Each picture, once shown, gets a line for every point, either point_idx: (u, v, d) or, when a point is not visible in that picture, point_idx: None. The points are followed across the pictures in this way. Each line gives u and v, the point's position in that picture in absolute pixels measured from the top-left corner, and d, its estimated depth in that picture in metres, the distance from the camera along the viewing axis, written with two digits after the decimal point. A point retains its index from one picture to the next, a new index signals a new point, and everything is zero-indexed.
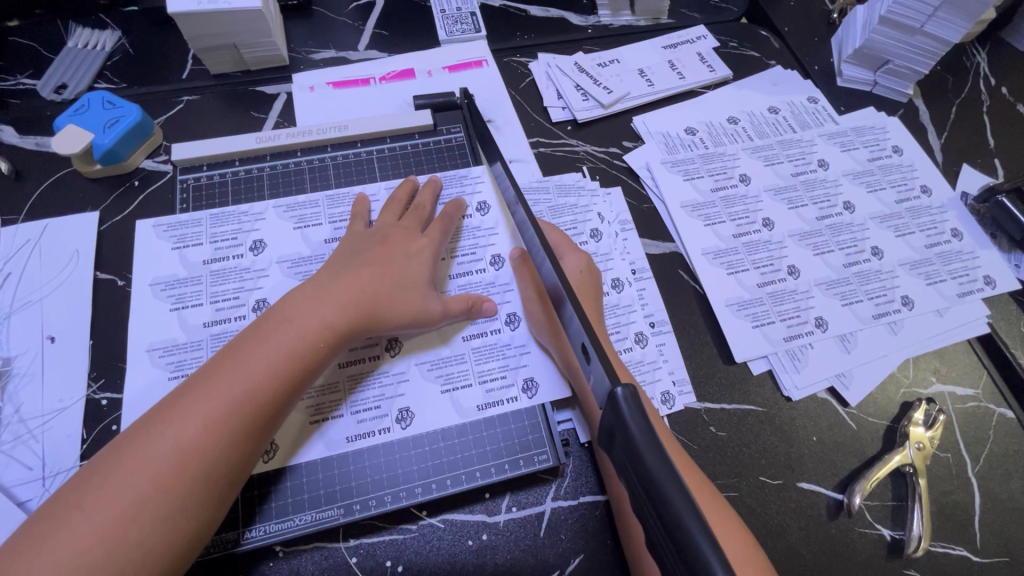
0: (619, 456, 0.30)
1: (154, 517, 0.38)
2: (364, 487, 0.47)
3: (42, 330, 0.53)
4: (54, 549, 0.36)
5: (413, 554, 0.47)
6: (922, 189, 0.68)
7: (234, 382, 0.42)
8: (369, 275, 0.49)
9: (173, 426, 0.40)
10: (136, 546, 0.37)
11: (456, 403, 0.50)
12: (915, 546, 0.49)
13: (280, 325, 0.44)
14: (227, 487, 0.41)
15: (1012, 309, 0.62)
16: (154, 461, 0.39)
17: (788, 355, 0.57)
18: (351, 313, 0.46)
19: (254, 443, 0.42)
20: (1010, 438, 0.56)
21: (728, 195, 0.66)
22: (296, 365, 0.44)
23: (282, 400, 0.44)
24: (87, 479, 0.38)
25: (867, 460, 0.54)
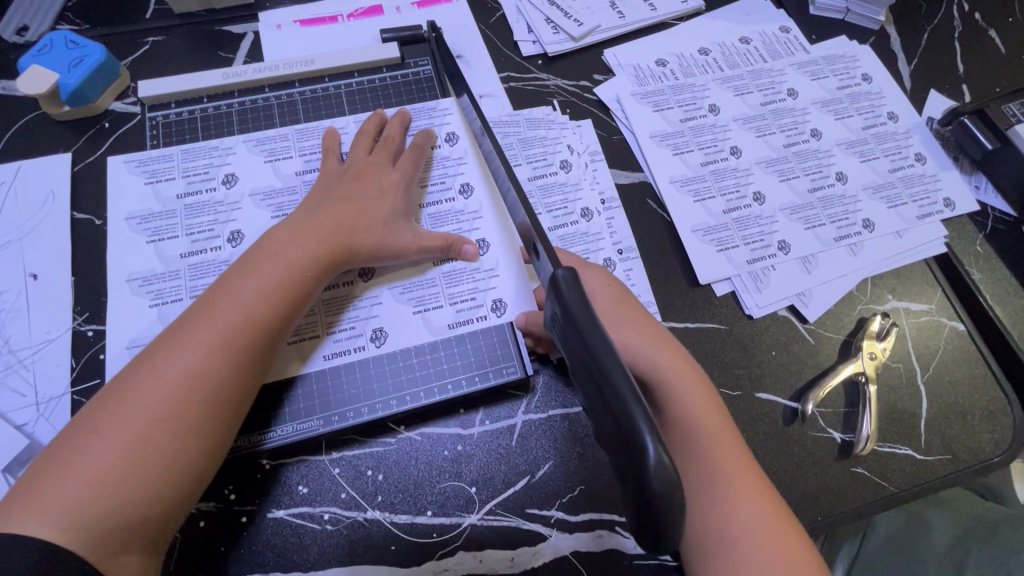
0: (562, 331, 0.35)
1: (170, 435, 0.40)
2: (341, 402, 0.50)
3: (23, 267, 0.54)
4: (78, 470, 0.38)
5: (393, 463, 0.50)
6: (889, 115, 0.69)
7: (229, 310, 0.44)
8: (351, 208, 0.50)
9: (176, 354, 0.42)
10: (158, 462, 0.39)
11: (430, 325, 0.53)
12: (863, 446, 0.53)
13: (268, 256, 0.46)
14: (235, 410, 0.43)
15: (969, 229, 0.65)
16: (162, 389, 0.41)
17: (751, 277, 0.59)
18: (333, 244, 0.48)
19: (256, 368, 0.44)
20: (959, 349, 0.59)
21: (697, 125, 0.66)
22: (286, 293, 0.46)
23: (277, 327, 0.45)
24: (99, 408, 0.40)
25: (821, 371, 0.57)
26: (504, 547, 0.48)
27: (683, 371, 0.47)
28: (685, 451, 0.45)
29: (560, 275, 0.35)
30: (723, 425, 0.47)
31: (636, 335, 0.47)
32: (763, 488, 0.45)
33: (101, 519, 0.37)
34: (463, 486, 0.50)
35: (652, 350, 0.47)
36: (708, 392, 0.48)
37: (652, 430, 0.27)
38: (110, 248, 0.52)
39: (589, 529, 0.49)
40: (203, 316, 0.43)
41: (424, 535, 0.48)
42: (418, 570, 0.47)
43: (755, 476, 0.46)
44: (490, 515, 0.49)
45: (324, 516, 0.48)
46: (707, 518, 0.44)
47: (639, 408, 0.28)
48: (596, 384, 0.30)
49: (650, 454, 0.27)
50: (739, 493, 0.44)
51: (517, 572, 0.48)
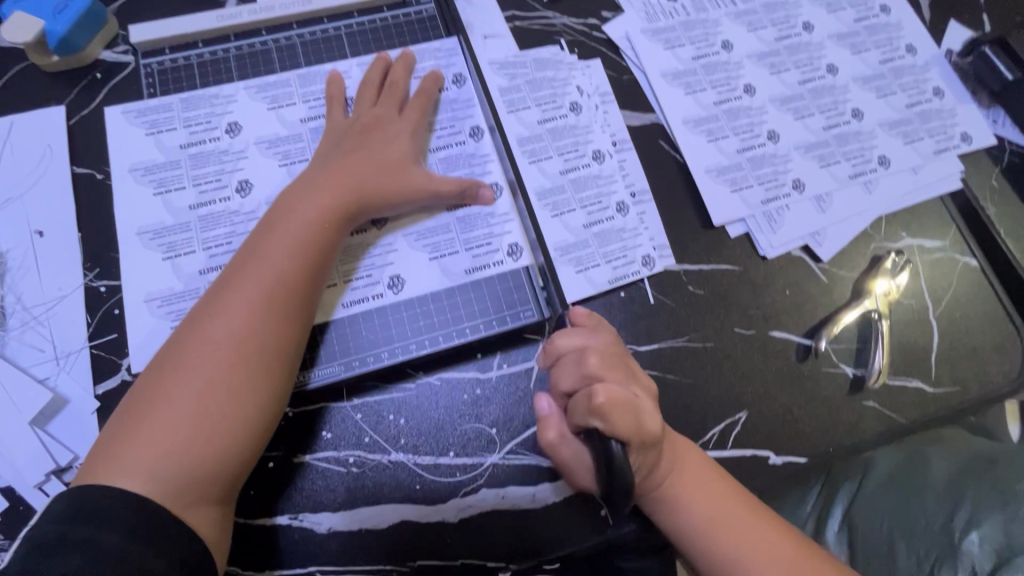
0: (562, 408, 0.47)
1: (229, 393, 0.41)
2: (360, 349, 0.50)
3: (28, 225, 0.53)
4: (150, 432, 0.40)
5: (414, 409, 0.51)
6: (907, 48, 0.67)
7: (262, 270, 0.44)
8: (368, 161, 0.50)
9: (221, 317, 0.43)
10: (223, 418, 0.41)
11: (446, 272, 0.53)
12: (874, 379, 0.54)
13: (292, 215, 0.47)
14: (287, 365, 0.44)
15: (985, 164, 0.64)
16: (214, 350, 0.42)
17: (765, 217, 0.59)
18: (353, 197, 0.48)
19: (300, 323, 0.45)
20: (971, 284, 0.59)
21: (709, 63, 0.64)
22: (315, 248, 0.46)
23: (311, 283, 0.46)
24: (158, 375, 0.42)
25: (834, 309, 0.57)
26: (525, 483, 0.50)
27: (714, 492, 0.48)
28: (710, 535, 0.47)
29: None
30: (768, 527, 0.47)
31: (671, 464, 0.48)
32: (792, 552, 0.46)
33: (180, 474, 0.39)
34: (483, 427, 0.51)
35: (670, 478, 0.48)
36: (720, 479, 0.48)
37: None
38: (117, 202, 0.51)
39: None
40: (239, 277, 0.44)
41: (447, 475, 0.49)
42: (443, 507, 0.49)
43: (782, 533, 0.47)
44: (511, 454, 0.50)
45: (349, 459, 0.49)
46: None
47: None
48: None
49: (614, 451, 0.41)
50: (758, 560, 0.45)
51: (538, 506, 0.49)
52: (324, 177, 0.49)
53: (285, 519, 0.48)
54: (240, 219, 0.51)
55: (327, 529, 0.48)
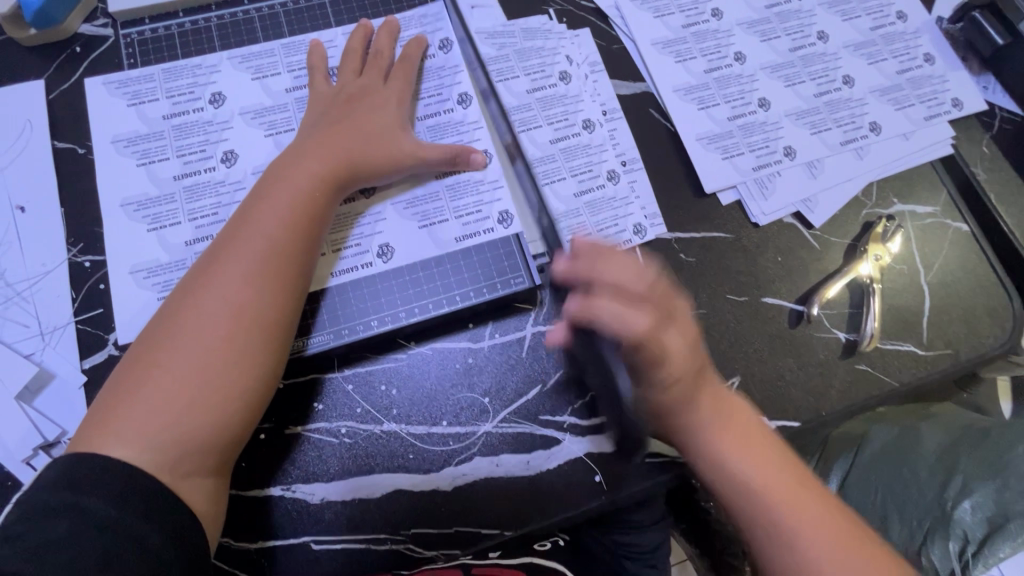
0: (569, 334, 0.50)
1: (224, 360, 0.41)
2: (349, 318, 0.50)
3: (10, 201, 0.52)
4: (144, 401, 0.39)
5: (406, 379, 0.50)
6: (898, 15, 0.66)
7: (254, 237, 0.44)
8: (357, 130, 0.49)
9: (213, 285, 0.42)
10: (218, 386, 0.40)
11: (436, 241, 0.52)
12: (867, 343, 0.54)
13: (282, 182, 0.46)
14: (282, 334, 0.43)
15: (976, 130, 0.63)
16: (210, 319, 0.41)
17: (757, 184, 0.59)
18: (343, 165, 0.48)
19: (295, 292, 0.44)
20: (963, 249, 0.59)
21: (700, 30, 0.63)
22: (307, 215, 0.46)
23: (304, 250, 0.45)
24: (150, 344, 0.41)
25: (827, 275, 0.57)
26: (520, 451, 0.50)
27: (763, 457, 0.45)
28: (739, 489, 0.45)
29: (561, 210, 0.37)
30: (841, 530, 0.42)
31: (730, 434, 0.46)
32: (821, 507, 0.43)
33: (176, 441, 0.39)
34: (476, 397, 0.50)
35: (736, 454, 0.45)
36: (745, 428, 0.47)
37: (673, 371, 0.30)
38: (101, 174, 0.51)
39: (602, 432, 0.51)
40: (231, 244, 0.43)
41: (440, 443, 0.49)
42: (437, 475, 0.49)
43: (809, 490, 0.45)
44: (504, 422, 0.50)
45: (341, 430, 0.49)
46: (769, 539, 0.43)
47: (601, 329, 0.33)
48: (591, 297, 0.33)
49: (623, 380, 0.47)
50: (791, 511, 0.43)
51: (533, 473, 0.49)
52: (317, 147, 0.48)
53: (278, 491, 0.47)
54: (225, 188, 0.51)
55: (321, 500, 0.47)
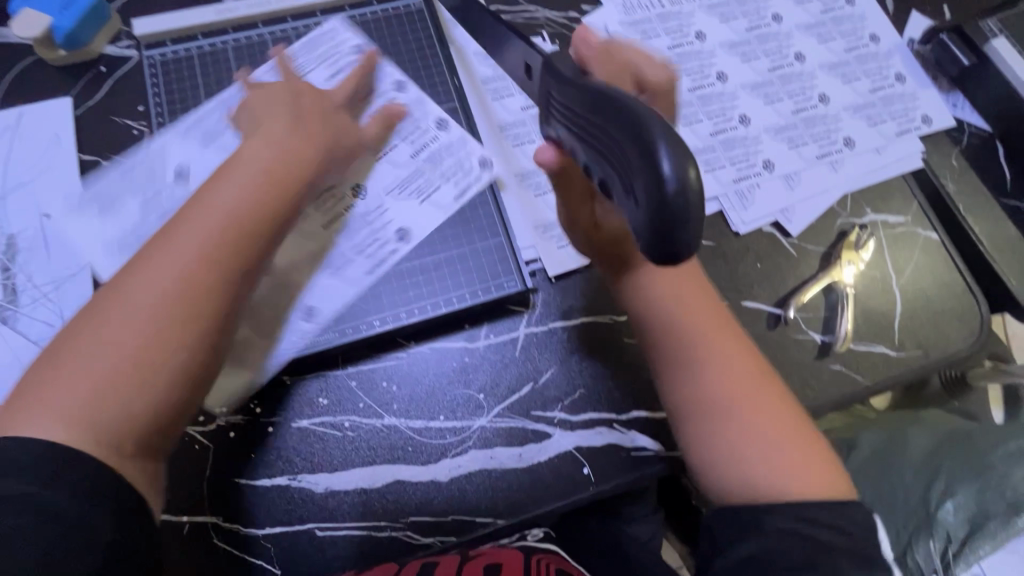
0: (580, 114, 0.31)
1: (164, 342, 0.38)
2: (342, 326, 0.53)
3: (38, 209, 0.56)
4: (73, 381, 0.37)
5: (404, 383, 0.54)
6: (871, 37, 0.70)
7: (210, 213, 0.41)
8: (332, 121, 0.50)
9: (160, 259, 0.39)
10: (156, 368, 0.38)
11: (429, 217, 0.57)
12: (840, 344, 0.57)
13: (248, 158, 0.44)
14: (229, 318, 0.41)
15: (945, 144, 0.67)
16: (140, 299, 0.38)
17: (737, 195, 0.62)
18: (313, 148, 0.47)
19: (248, 273, 0.42)
20: (933, 256, 0.62)
21: (684, 52, 0.68)
22: (268, 194, 0.43)
23: (263, 229, 0.42)
24: (86, 320, 0.39)
25: (803, 280, 0.60)
26: (512, 445, 0.53)
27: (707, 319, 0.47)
28: (680, 356, 0.47)
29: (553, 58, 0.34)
30: (809, 443, 0.44)
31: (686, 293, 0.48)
32: (757, 376, 0.46)
33: (111, 423, 0.37)
34: (471, 393, 0.54)
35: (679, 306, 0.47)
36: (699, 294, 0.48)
37: (669, 139, 0.25)
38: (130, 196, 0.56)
39: (590, 427, 0.54)
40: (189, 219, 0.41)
41: (437, 437, 0.52)
42: (434, 467, 0.52)
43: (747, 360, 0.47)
44: (498, 418, 0.53)
45: (345, 424, 0.52)
46: (698, 390, 0.46)
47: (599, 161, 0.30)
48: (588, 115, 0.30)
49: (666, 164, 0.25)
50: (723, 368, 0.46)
51: (525, 465, 0.52)
52: (265, 134, 0.46)
53: (285, 480, 0.50)
54: None
55: (325, 490, 0.50)
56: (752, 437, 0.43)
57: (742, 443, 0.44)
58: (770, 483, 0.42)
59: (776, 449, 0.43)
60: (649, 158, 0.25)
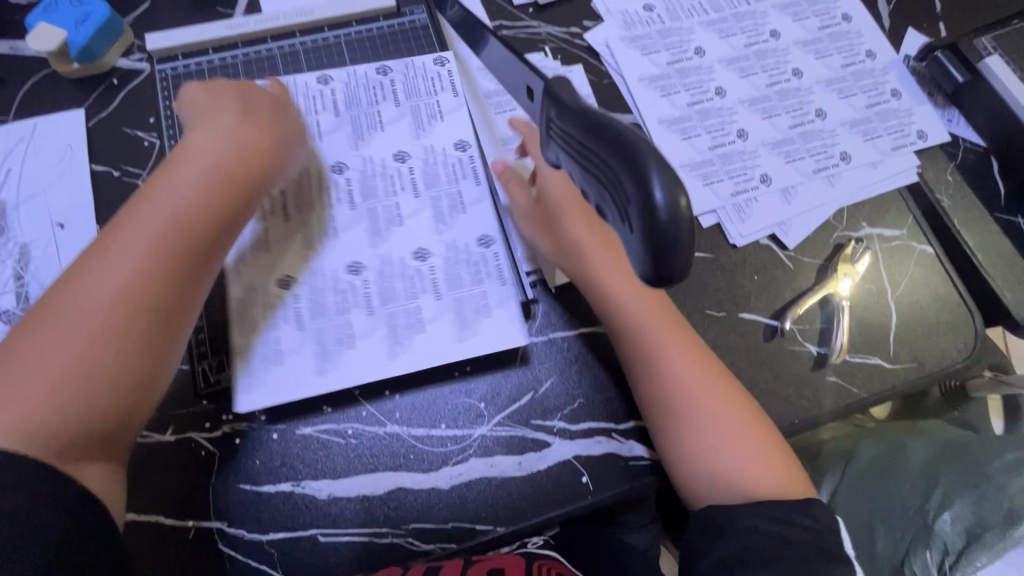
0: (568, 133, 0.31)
1: (108, 352, 0.41)
2: (409, 276, 0.56)
3: (50, 218, 0.57)
4: (13, 393, 0.39)
5: (501, 339, 0.54)
6: (867, 53, 0.72)
7: (147, 226, 0.44)
8: (269, 131, 0.52)
9: (97, 275, 0.42)
10: (99, 378, 0.41)
11: (456, 131, 0.61)
12: (836, 356, 0.58)
13: (182, 172, 0.47)
14: (170, 327, 0.44)
15: (941, 159, 0.68)
16: (81, 312, 0.41)
17: (735, 208, 0.63)
18: (247, 161, 0.49)
19: (187, 284, 0.45)
20: (928, 269, 0.63)
21: (683, 67, 0.69)
22: (204, 206, 0.46)
23: (201, 242, 0.46)
24: (25, 333, 0.41)
25: (799, 292, 0.61)
26: (512, 453, 0.53)
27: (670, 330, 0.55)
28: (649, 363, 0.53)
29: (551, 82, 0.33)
30: (757, 436, 0.52)
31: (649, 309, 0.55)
32: (713, 381, 0.54)
33: (57, 431, 0.39)
34: (472, 402, 0.55)
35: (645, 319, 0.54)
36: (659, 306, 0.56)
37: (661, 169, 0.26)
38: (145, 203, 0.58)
39: (589, 436, 0.55)
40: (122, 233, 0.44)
41: (438, 445, 0.53)
42: (435, 475, 0.52)
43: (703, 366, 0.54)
44: (498, 426, 0.54)
45: (348, 431, 0.53)
46: (664, 393, 0.53)
47: (592, 186, 0.30)
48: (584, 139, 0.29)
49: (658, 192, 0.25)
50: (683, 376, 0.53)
51: (524, 474, 0.53)
52: (215, 148, 0.49)
53: (289, 486, 0.51)
54: None
55: (328, 496, 0.51)
56: (709, 434, 0.52)
57: (701, 440, 0.52)
58: (727, 475, 0.51)
59: (730, 444, 0.51)
60: (642, 186, 0.26)
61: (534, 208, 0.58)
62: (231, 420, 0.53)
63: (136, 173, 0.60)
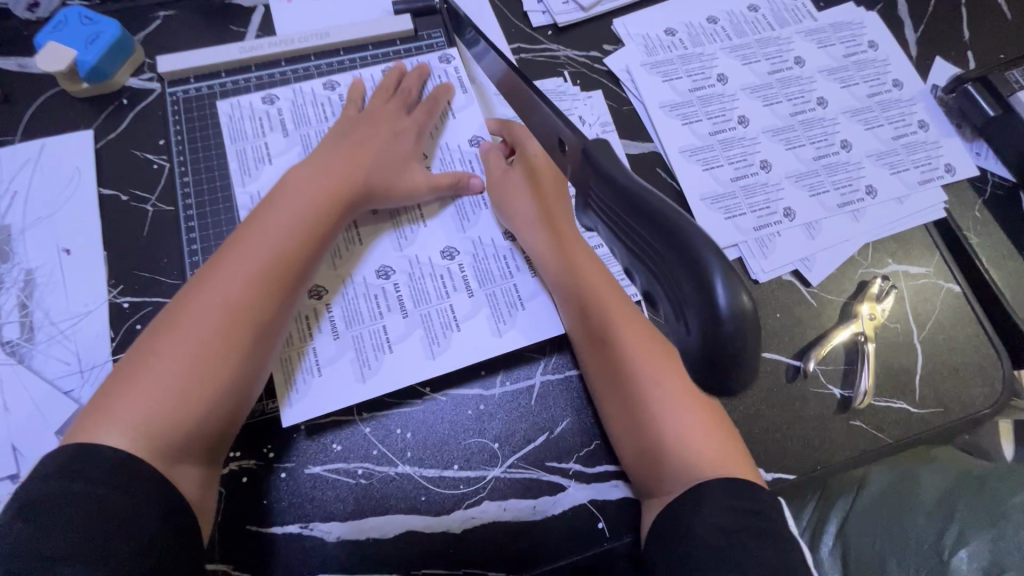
0: (613, 215, 0.27)
1: (222, 355, 0.45)
2: (438, 275, 0.58)
3: (57, 243, 0.56)
4: (140, 392, 0.43)
5: (535, 332, 0.56)
6: (894, 83, 0.70)
7: (263, 241, 0.49)
8: (374, 152, 0.57)
9: (218, 285, 0.47)
10: (211, 381, 0.44)
11: (470, 128, 0.64)
12: (861, 400, 0.56)
13: (290, 193, 0.52)
14: (272, 332, 0.48)
15: (968, 194, 0.67)
16: (203, 317, 0.46)
17: (757, 243, 0.62)
18: (344, 182, 0.54)
19: (289, 298, 0.49)
20: (955, 309, 0.62)
21: (705, 94, 0.67)
22: (308, 226, 0.51)
23: (304, 259, 0.51)
24: (155, 333, 0.45)
25: (823, 331, 0.60)
26: (526, 497, 0.52)
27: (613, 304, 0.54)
28: (595, 335, 0.53)
29: (590, 145, 0.30)
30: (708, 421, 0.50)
31: (592, 276, 0.55)
32: (659, 357, 0.52)
33: (171, 431, 0.42)
34: (486, 442, 0.53)
35: (589, 289, 0.54)
36: (604, 277, 0.55)
37: (723, 273, 0.22)
38: (151, 234, 0.57)
39: (605, 479, 0.53)
40: (243, 246, 0.49)
41: (451, 487, 0.52)
42: (447, 518, 0.51)
43: (648, 342, 0.53)
44: (513, 468, 0.53)
45: (358, 471, 0.51)
46: (609, 369, 0.52)
47: (645, 279, 0.26)
48: (630, 224, 0.26)
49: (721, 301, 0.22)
50: (629, 351, 0.52)
51: (539, 518, 0.51)
52: (318, 172, 0.54)
53: (297, 528, 0.50)
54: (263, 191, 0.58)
55: (337, 539, 0.50)
56: (660, 409, 0.51)
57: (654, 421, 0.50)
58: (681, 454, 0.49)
59: (683, 424, 0.50)
60: (701, 289, 0.23)
61: (500, 183, 0.59)
62: (239, 457, 0.51)
63: (145, 198, 0.58)
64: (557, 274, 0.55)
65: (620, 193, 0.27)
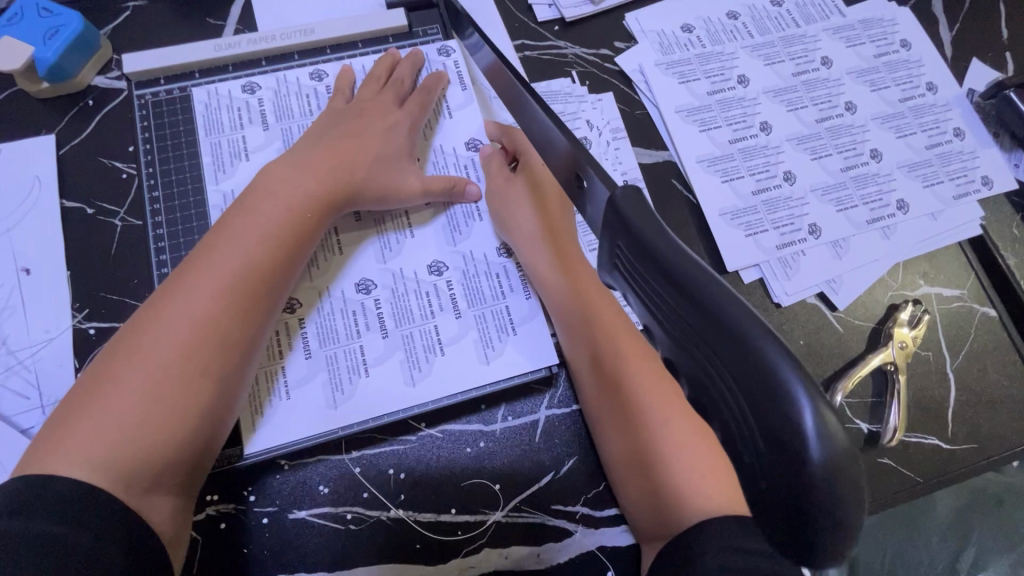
0: (653, 297, 0.24)
1: (187, 379, 0.40)
2: (424, 292, 0.52)
3: (15, 262, 0.51)
4: (94, 421, 0.37)
5: (535, 356, 0.51)
6: (927, 86, 0.65)
7: (234, 249, 0.44)
8: (359, 147, 0.51)
9: (183, 300, 0.41)
10: (173, 408, 0.39)
11: (468, 130, 0.58)
12: (890, 437, 0.52)
13: (264, 196, 0.46)
14: (244, 352, 0.43)
15: (1006, 209, 0.62)
16: (165, 335, 0.40)
17: (780, 263, 0.57)
18: (327, 180, 0.48)
19: (263, 315, 0.44)
20: (990, 335, 0.57)
21: (725, 98, 0.62)
22: (285, 233, 0.46)
23: (280, 270, 0.45)
24: (112, 354, 0.40)
25: (850, 360, 0.55)
26: (529, 544, 0.48)
27: (615, 329, 0.49)
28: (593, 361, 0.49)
29: (619, 195, 0.28)
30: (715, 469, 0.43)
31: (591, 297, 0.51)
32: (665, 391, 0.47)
33: (132, 464, 0.37)
34: (486, 483, 0.49)
35: (584, 311, 0.50)
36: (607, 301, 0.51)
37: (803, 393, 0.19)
38: (120, 251, 0.52)
39: (615, 524, 0.49)
40: (210, 257, 0.43)
41: (448, 534, 0.48)
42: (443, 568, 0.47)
43: (652, 373, 0.47)
44: (515, 512, 0.48)
45: (347, 516, 0.47)
46: (606, 400, 0.48)
47: (684, 357, 0.23)
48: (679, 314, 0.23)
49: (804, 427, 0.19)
50: (628, 380, 0.47)
51: (543, 567, 0.48)
52: (297, 172, 0.48)
53: None
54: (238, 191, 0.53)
55: None
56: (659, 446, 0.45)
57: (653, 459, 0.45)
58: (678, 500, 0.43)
59: (685, 468, 0.44)
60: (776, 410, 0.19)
61: (499, 192, 0.55)
62: (217, 501, 0.46)
63: (113, 211, 0.53)
64: (554, 292, 0.51)
65: (651, 258, 0.24)
